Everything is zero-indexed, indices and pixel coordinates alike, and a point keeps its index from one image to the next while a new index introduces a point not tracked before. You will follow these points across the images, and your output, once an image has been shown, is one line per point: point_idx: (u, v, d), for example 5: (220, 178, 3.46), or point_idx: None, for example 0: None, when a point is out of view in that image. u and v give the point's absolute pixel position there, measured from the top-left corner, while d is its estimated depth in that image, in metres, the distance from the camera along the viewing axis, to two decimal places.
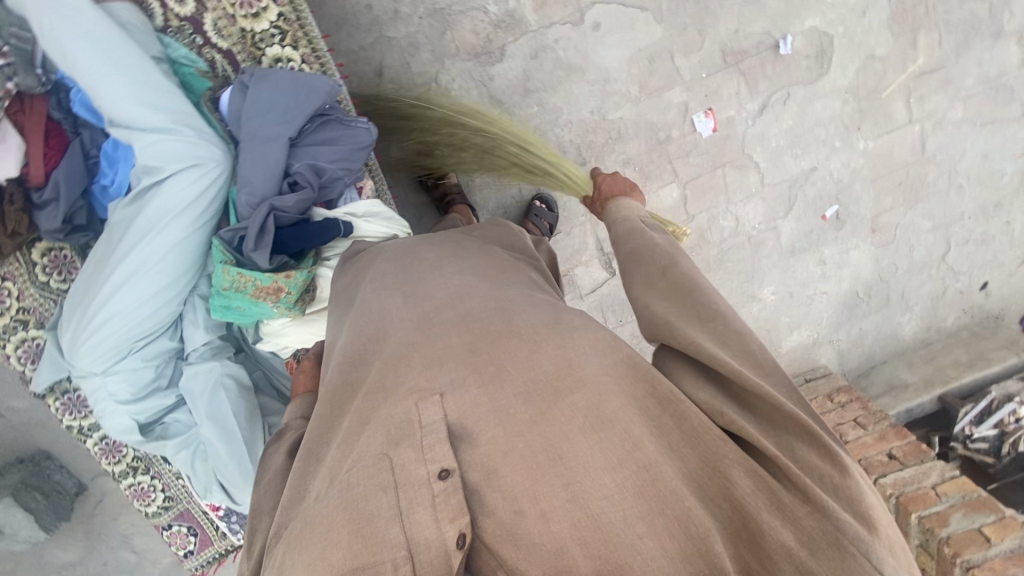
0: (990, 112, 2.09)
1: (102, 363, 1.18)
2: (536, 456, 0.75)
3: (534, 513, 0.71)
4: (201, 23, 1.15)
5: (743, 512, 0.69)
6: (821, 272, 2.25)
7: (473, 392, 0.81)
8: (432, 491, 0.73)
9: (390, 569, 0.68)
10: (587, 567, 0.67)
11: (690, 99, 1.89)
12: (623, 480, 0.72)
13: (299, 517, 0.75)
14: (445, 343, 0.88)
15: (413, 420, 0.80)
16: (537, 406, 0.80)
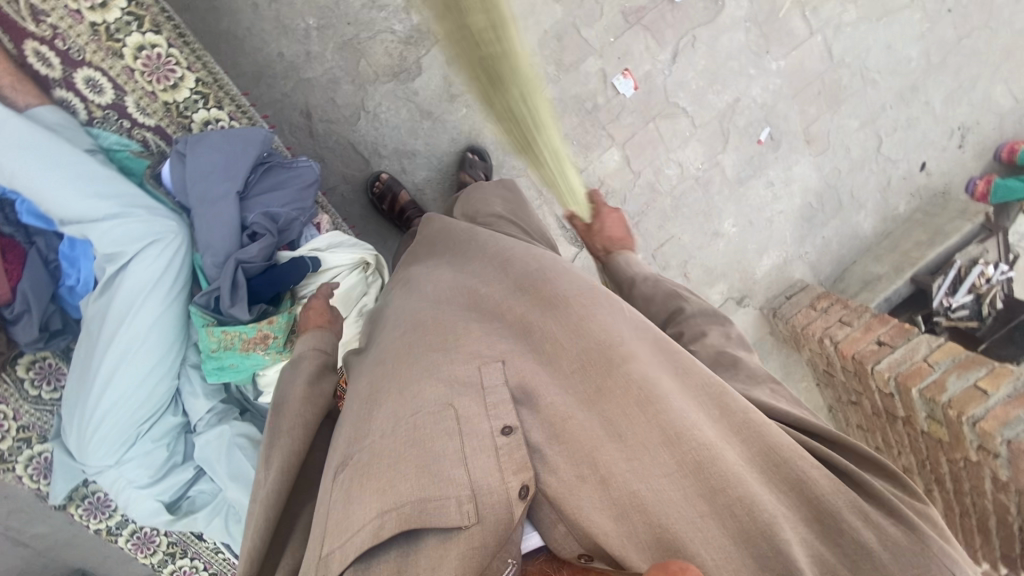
0: (881, 6, 2.21)
1: (112, 454, 1.20)
2: (596, 432, 0.80)
3: (593, 481, 0.76)
4: (123, 107, 1.18)
5: (818, 508, 0.74)
6: (771, 193, 2.36)
7: (530, 362, 0.87)
8: (495, 444, 0.78)
9: (453, 504, 0.72)
10: (648, 535, 0.72)
11: (606, 65, 1.95)
12: (681, 457, 0.76)
13: (363, 450, 0.80)
14: (500, 322, 0.95)
15: (476, 381, 0.84)
16: (596, 379, 0.84)
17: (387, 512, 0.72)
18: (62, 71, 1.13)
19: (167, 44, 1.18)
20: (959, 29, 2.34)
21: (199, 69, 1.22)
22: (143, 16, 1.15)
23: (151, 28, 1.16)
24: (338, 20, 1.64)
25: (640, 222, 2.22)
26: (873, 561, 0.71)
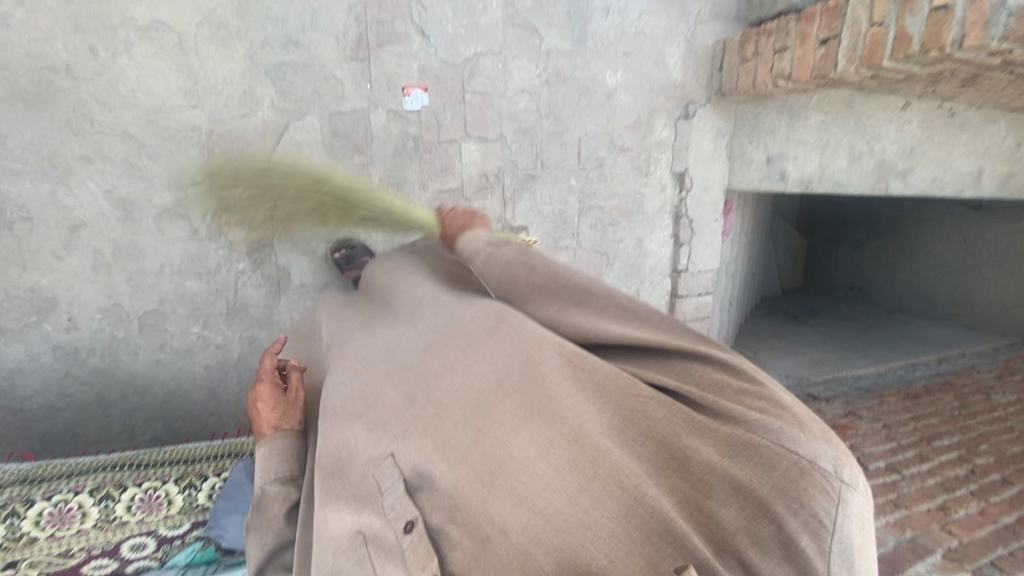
0: None
1: None
2: (480, 470, 0.75)
3: (495, 540, 0.73)
4: (165, 536, 1.46)
5: (669, 445, 0.71)
6: (617, 13, 2.10)
7: (413, 435, 0.83)
8: (401, 547, 0.79)
9: None
10: (547, 563, 0.69)
11: (388, 104, 1.86)
12: (557, 461, 0.72)
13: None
14: (387, 405, 0.90)
15: (377, 486, 0.85)
16: (461, 416, 0.80)
17: None
18: (111, 557, 1.39)
19: (140, 484, 1.50)
20: None
21: (171, 473, 1.55)
22: (109, 488, 1.47)
23: (120, 488, 1.48)
24: (208, 307, 1.79)
25: (543, 160, 2.13)
26: (724, 475, 0.66)
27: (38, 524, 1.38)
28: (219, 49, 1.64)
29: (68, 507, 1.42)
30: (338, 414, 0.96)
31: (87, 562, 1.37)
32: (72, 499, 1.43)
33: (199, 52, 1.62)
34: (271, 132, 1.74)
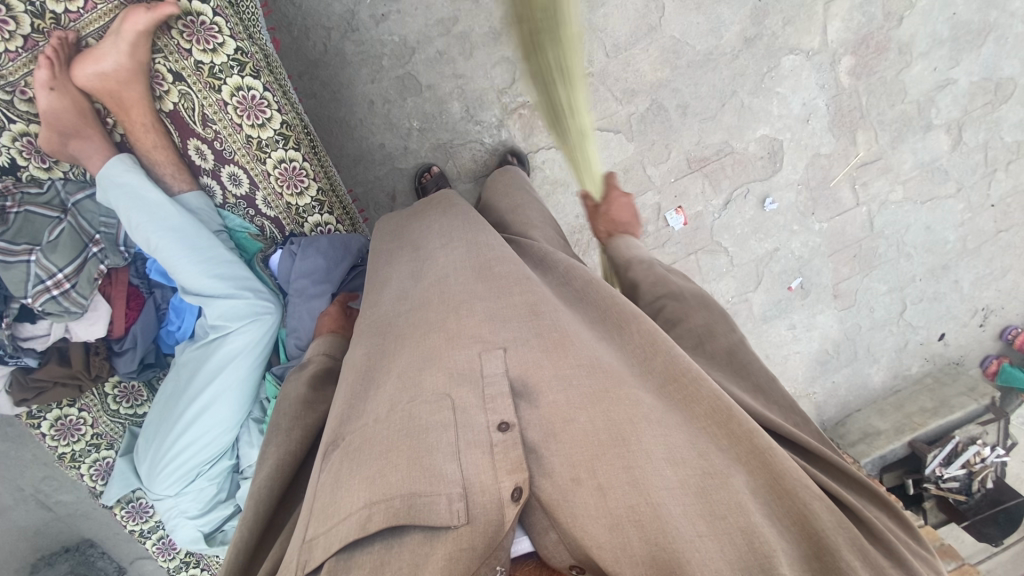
0: (930, 192, 2.30)
1: (173, 486, 1.36)
2: (596, 435, 0.83)
3: (589, 486, 0.78)
4: (253, 200, 1.36)
5: (820, 544, 0.74)
6: (792, 334, 2.49)
7: (534, 355, 0.95)
8: (491, 440, 0.84)
9: (444, 502, 0.78)
10: (641, 551, 0.72)
11: (663, 201, 2.10)
12: (684, 475, 0.78)
13: (357, 433, 0.89)
14: (509, 305, 1.03)
15: (478, 370, 0.92)
16: (601, 386, 0.89)
17: (377, 504, 0.77)
18: (212, 164, 1.31)
19: (301, 158, 1.34)
20: (999, 221, 2.44)
21: (318, 180, 1.38)
22: (290, 136, 1.31)
23: (293, 146, 1.32)
24: (438, 126, 1.84)
25: None
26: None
27: (234, 89, 1.23)
28: (659, 56, 1.87)
29: (260, 108, 1.26)
30: (465, 294, 1.06)
31: (203, 141, 1.28)
32: (268, 108, 1.27)
33: (654, 42, 1.85)
34: (606, 120, 1.93)
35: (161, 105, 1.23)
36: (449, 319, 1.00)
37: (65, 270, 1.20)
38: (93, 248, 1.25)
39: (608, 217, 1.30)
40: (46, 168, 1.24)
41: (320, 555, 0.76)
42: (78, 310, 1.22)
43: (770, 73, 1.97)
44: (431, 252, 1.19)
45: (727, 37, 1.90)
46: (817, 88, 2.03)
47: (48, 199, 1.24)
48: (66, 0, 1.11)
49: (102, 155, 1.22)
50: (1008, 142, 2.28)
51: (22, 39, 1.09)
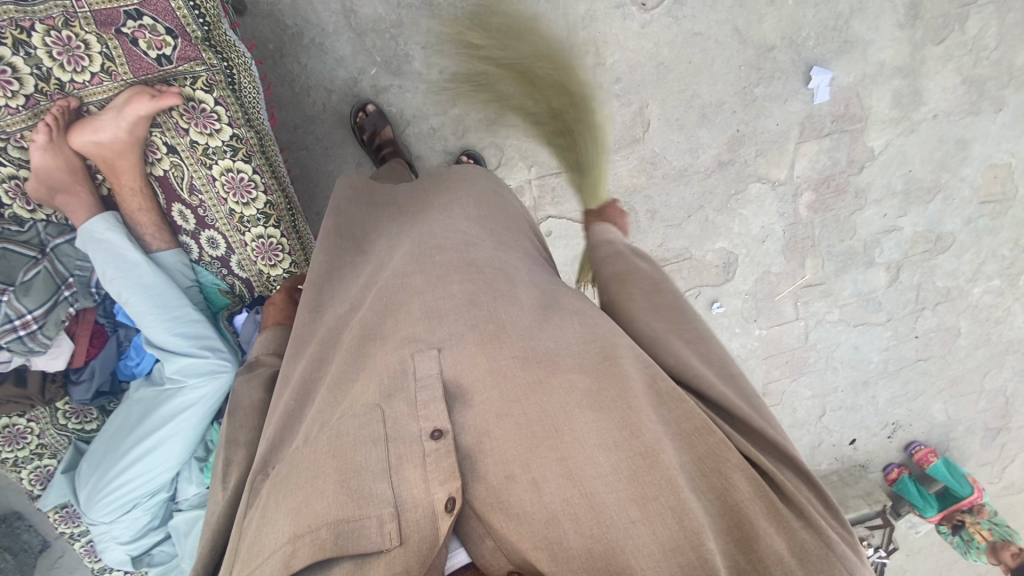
0: (862, 317, 2.51)
1: (108, 514, 1.45)
2: (529, 425, 0.81)
3: (524, 480, 0.77)
4: (228, 262, 1.44)
5: (740, 518, 0.75)
6: None
7: (470, 349, 0.90)
8: (424, 450, 0.80)
9: (374, 524, 0.75)
10: (577, 544, 0.73)
11: None
12: (618, 462, 0.78)
13: (285, 462, 0.88)
14: (446, 294, 0.98)
15: (409, 372, 0.89)
16: (536, 377, 0.86)
17: (299, 538, 0.74)
18: (193, 226, 1.38)
19: (279, 232, 1.42)
20: (919, 351, 2.66)
21: (293, 253, 1.47)
22: (272, 214, 1.39)
23: (273, 223, 1.40)
24: None
25: None
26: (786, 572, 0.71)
27: (224, 170, 1.30)
28: (638, 164, 2.01)
29: (247, 190, 1.33)
30: (396, 290, 1.03)
31: (188, 203, 1.35)
32: (255, 190, 1.34)
33: (635, 152, 1.98)
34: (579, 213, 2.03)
35: (152, 169, 1.30)
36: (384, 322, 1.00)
37: (34, 311, 1.27)
38: (65, 291, 1.32)
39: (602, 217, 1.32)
40: (29, 210, 1.30)
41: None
42: (42, 349, 1.30)
43: (736, 195, 2.13)
44: (373, 255, 1.22)
45: (703, 158, 2.04)
46: (776, 215, 2.20)
47: (27, 237, 1.30)
48: (74, 71, 1.16)
49: (86, 210, 1.28)
50: (939, 286, 2.49)
51: (24, 98, 1.16)
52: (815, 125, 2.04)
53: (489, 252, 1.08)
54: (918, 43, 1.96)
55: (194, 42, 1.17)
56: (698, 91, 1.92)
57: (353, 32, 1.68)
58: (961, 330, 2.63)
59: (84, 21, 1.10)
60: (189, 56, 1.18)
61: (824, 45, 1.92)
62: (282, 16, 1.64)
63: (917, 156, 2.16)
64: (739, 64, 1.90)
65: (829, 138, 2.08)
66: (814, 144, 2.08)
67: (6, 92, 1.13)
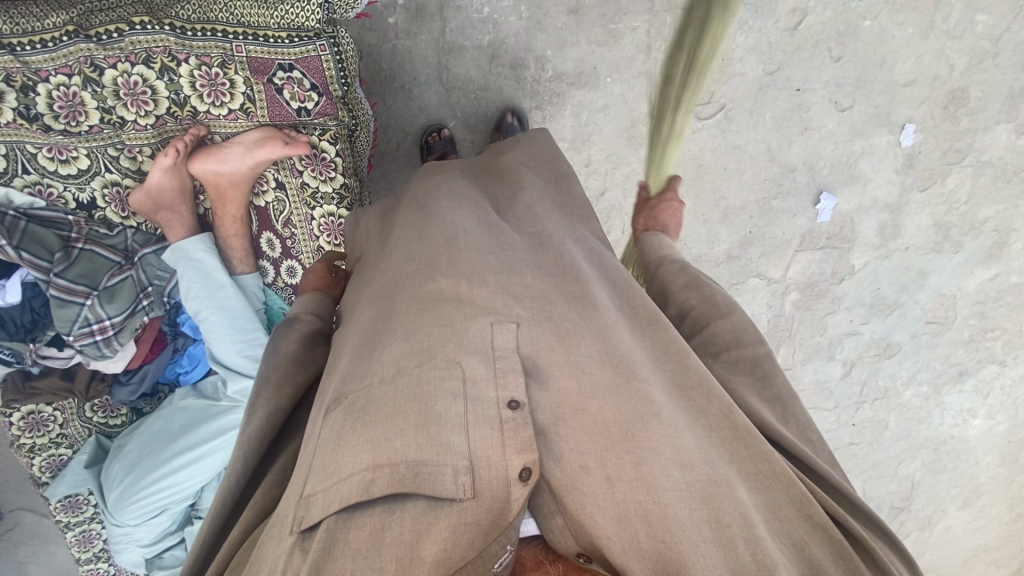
0: (814, 402, 2.86)
1: (134, 515, 1.47)
2: (607, 426, 0.84)
3: (599, 475, 0.80)
4: None
5: (816, 567, 0.77)
6: None
7: (551, 340, 0.93)
8: (501, 416, 0.83)
9: (449, 473, 0.77)
10: (647, 545, 0.74)
11: None
12: (692, 481, 0.80)
13: (362, 392, 0.88)
14: (523, 283, 1.02)
15: (489, 340, 0.91)
16: (614, 380, 0.90)
17: (378, 470, 0.77)
18: (277, 254, 1.43)
19: None
20: (853, 436, 3.03)
21: None
22: None
23: None
24: None
25: None
26: None
27: (325, 213, 1.37)
28: None
29: (338, 233, 1.39)
30: (474, 263, 1.02)
31: (280, 234, 1.41)
32: None
33: None
34: None
35: (255, 199, 1.36)
36: (459, 285, 0.96)
37: (113, 317, 1.29)
38: (144, 301, 1.34)
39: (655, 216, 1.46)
40: (122, 216, 1.32)
41: (318, 512, 0.77)
42: (111, 355, 1.32)
43: (736, 285, 2.39)
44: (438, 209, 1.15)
45: (717, 249, 2.28)
46: (765, 306, 2.49)
47: (115, 242, 1.33)
48: (212, 104, 1.21)
49: (184, 229, 1.32)
50: (880, 385, 2.86)
51: (154, 118, 1.20)
52: (813, 239, 2.33)
53: (556, 255, 1.10)
54: (907, 188, 2.28)
55: (334, 100, 1.25)
56: (725, 194, 2.16)
57: (442, 86, 1.78)
58: (889, 424, 3.01)
59: (238, 65, 1.16)
60: (326, 111, 1.26)
61: (834, 176, 2.19)
62: (380, 59, 1.71)
63: (885, 278, 2.51)
64: (764, 178, 2.15)
65: (821, 251, 2.38)
66: (808, 254, 2.38)
67: (140, 110, 1.18)
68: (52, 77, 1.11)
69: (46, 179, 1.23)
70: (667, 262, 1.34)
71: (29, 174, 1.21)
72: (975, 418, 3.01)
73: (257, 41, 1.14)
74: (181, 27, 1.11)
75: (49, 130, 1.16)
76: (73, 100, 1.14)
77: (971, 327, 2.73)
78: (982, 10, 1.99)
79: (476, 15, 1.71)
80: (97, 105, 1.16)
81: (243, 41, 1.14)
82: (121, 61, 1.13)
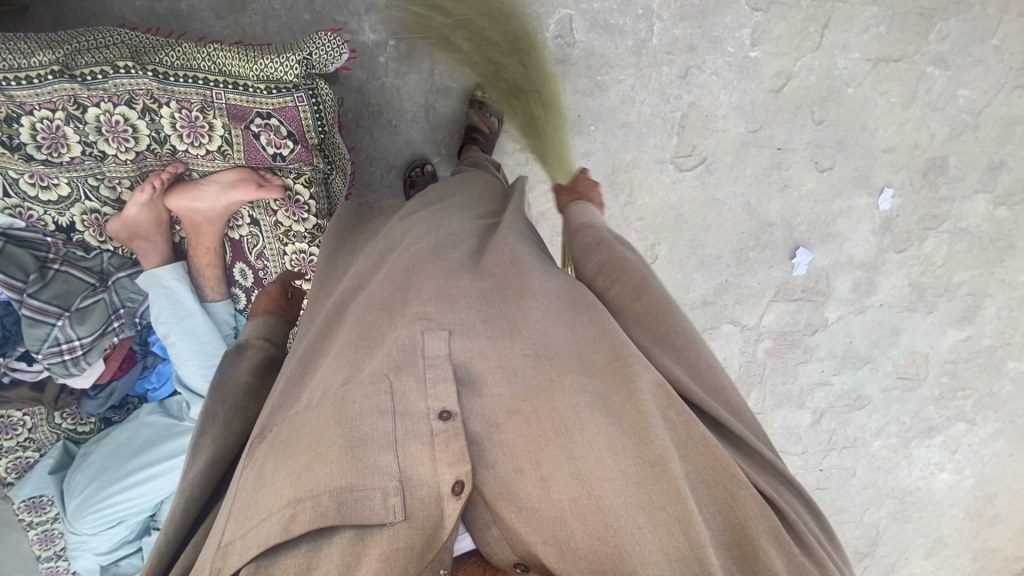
0: (783, 447, 2.89)
1: (93, 525, 1.51)
2: (540, 424, 0.78)
3: (533, 476, 0.74)
4: None
5: (752, 550, 0.71)
6: None
7: (483, 342, 0.87)
8: (431, 429, 0.77)
9: (378, 497, 0.72)
10: (583, 545, 0.69)
11: None
12: (625, 468, 0.74)
13: (289, 423, 0.84)
14: (463, 290, 0.95)
15: (417, 348, 0.85)
16: (544, 376, 0.83)
17: (301, 504, 0.71)
18: (249, 284, 1.48)
19: None
20: (819, 482, 3.05)
21: None
22: None
23: None
24: None
25: None
26: None
27: (297, 250, 1.41)
28: None
29: (310, 269, 1.42)
30: (408, 274, 0.98)
31: (255, 264, 1.45)
32: None
33: None
34: None
35: (230, 232, 1.40)
36: (393, 292, 0.95)
37: (83, 338, 1.34)
38: (114, 323, 1.39)
39: (577, 191, 1.36)
40: (100, 240, 1.37)
41: (235, 562, 0.71)
42: (78, 373, 1.37)
43: (710, 329, 2.43)
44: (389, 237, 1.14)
45: (692, 295, 2.31)
46: (738, 351, 2.52)
47: (90, 264, 1.38)
48: (191, 143, 1.26)
49: (157, 258, 1.37)
50: (848, 435, 2.87)
51: (134, 153, 1.25)
52: (788, 291, 2.37)
53: (498, 257, 1.04)
54: (882, 249, 2.32)
55: (310, 148, 1.30)
56: (703, 243, 2.20)
57: (427, 124, 1.82)
58: (856, 472, 2.97)
59: (217, 111, 1.22)
60: (302, 158, 1.31)
61: (811, 233, 2.23)
62: (368, 94, 1.75)
63: (858, 332, 2.54)
64: (740, 231, 2.19)
65: (795, 302, 2.41)
66: (782, 304, 2.41)
67: (121, 147, 1.23)
68: (36, 111, 1.16)
69: (26, 203, 1.27)
70: (586, 228, 1.22)
71: (10, 197, 1.26)
72: (942, 473, 3.00)
73: (236, 90, 1.20)
74: (164, 73, 1.17)
75: (31, 159, 1.20)
76: (56, 133, 1.19)
77: (941, 385, 2.75)
78: (965, 84, 2.02)
79: None
80: (79, 139, 1.21)
81: (223, 89, 1.20)
82: (105, 101, 1.18)
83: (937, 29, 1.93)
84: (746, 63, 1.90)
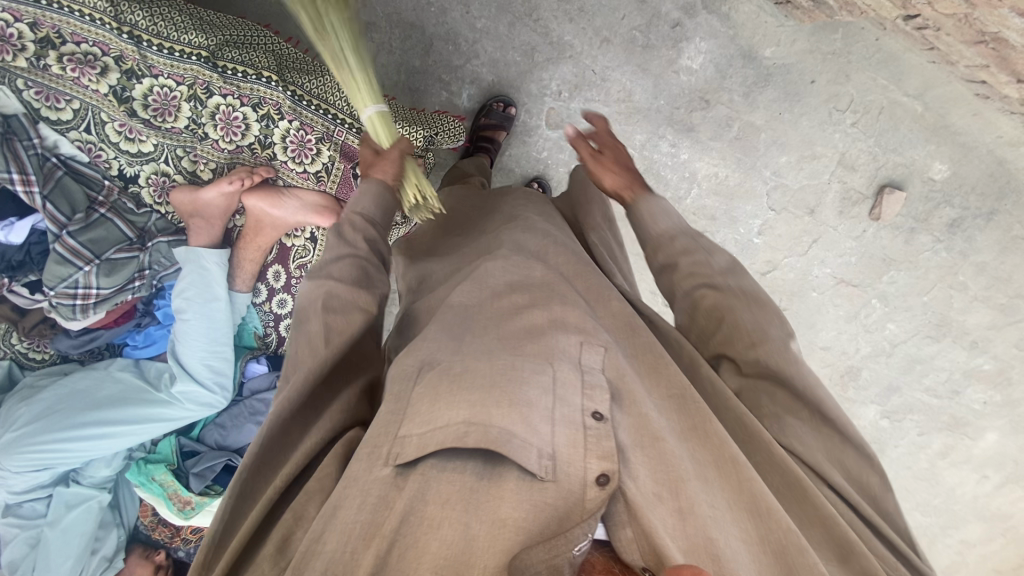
0: None
1: (18, 465, 1.46)
2: (679, 468, 0.82)
3: (669, 507, 0.77)
4: (280, 324, 1.58)
5: None
6: None
7: (633, 373, 0.94)
8: (585, 423, 0.82)
9: (534, 451, 0.76)
10: None
11: None
12: (750, 529, 0.77)
13: (451, 361, 0.87)
14: (610, 312, 1.05)
15: (575, 355, 0.91)
16: (690, 423, 0.89)
17: (474, 427, 0.77)
18: (277, 285, 1.51)
19: None
20: None
21: None
22: None
23: None
24: None
25: None
26: None
27: None
28: None
29: None
30: (565, 285, 1.07)
31: (291, 273, 1.51)
32: None
33: None
34: None
35: (286, 238, 1.45)
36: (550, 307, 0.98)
37: (101, 288, 1.33)
38: (135, 282, 1.39)
39: None
40: (156, 200, 1.36)
41: (413, 450, 0.77)
42: (79, 318, 1.34)
43: None
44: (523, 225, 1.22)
45: None
46: None
47: (136, 218, 1.36)
48: (292, 158, 1.33)
49: (207, 237, 1.39)
50: None
51: (236, 145, 1.30)
52: None
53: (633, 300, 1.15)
54: None
55: None
56: None
57: None
58: None
59: (332, 144, 1.32)
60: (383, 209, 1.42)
61: None
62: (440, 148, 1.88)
63: None
64: None
65: None
66: None
67: (227, 137, 1.28)
68: (162, 76, 1.18)
69: (102, 143, 1.26)
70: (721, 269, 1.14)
71: (89, 134, 1.24)
72: None
73: (356, 134, 1.31)
74: (299, 96, 1.26)
75: (133, 114, 1.21)
76: (169, 101, 1.21)
77: None
78: (893, 321, 2.39)
79: (535, 154, 1.95)
80: (190, 116, 1.24)
81: (346, 129, 1.30)
82: (234, 96, 1.23)
83: (889, 274, 2.29)
84: (748, 245, 2.21)
